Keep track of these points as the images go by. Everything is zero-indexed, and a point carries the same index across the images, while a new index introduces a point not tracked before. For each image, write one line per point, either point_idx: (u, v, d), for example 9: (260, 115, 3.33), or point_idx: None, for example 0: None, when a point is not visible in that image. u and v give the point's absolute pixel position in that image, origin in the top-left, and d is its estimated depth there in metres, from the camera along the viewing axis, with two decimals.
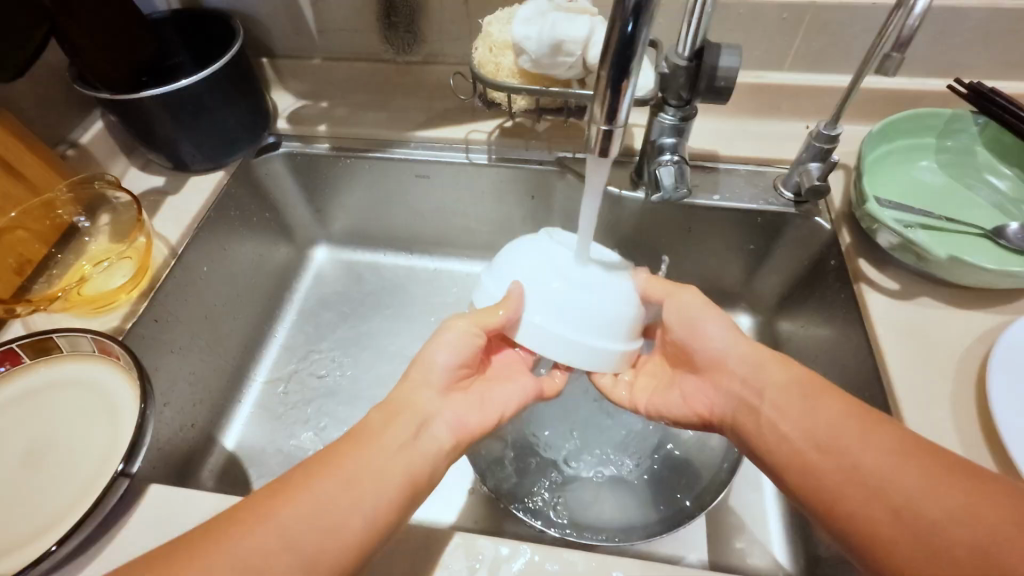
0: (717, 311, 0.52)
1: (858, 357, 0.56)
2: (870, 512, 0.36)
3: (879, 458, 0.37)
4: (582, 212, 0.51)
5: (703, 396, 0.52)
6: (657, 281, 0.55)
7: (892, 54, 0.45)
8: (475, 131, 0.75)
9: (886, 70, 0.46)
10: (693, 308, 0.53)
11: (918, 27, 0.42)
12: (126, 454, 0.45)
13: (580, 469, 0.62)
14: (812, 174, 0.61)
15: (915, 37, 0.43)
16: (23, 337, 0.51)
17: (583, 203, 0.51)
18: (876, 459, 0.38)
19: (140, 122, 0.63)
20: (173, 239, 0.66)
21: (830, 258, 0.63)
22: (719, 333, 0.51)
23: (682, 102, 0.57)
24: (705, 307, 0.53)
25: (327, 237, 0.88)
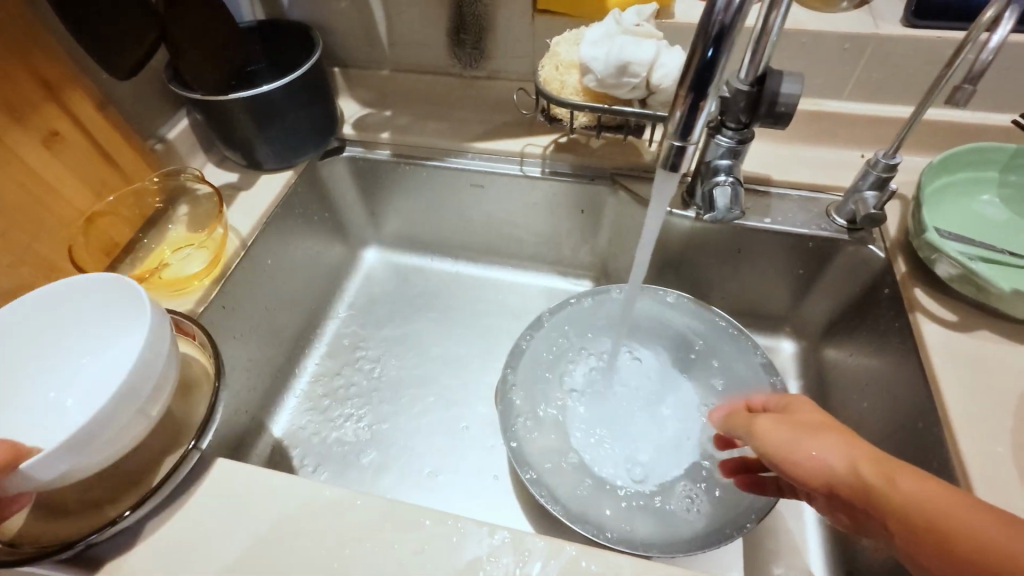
0: (817, 429, 0.39)
1: (912, 387, 0.55)
2: None
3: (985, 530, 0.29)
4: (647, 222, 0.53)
5: (840, 520, 0.38)
6: (736, 416, 0.46)
7: (963, 86, 0.44)
8: (531, 145, 0.77)
9: (955, 102, 0.45)
10: (774, 428, 0.41)
11: (993, 61, 0.42)
12: (199, 430, 0.49)
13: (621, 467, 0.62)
14: (868, 203, 0.61)
15: (988, 70, 0.43)
16: None
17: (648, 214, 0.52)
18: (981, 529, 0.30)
19: (225, 122, 0.68)
20: (245, 231, 0.70)
21: (883, 287, 0.62)
22: (823, 452, 0.37)
23: (739, 125, 0.58)
24: (797, 430, 0.39)
25: (379, 240, 0.92)
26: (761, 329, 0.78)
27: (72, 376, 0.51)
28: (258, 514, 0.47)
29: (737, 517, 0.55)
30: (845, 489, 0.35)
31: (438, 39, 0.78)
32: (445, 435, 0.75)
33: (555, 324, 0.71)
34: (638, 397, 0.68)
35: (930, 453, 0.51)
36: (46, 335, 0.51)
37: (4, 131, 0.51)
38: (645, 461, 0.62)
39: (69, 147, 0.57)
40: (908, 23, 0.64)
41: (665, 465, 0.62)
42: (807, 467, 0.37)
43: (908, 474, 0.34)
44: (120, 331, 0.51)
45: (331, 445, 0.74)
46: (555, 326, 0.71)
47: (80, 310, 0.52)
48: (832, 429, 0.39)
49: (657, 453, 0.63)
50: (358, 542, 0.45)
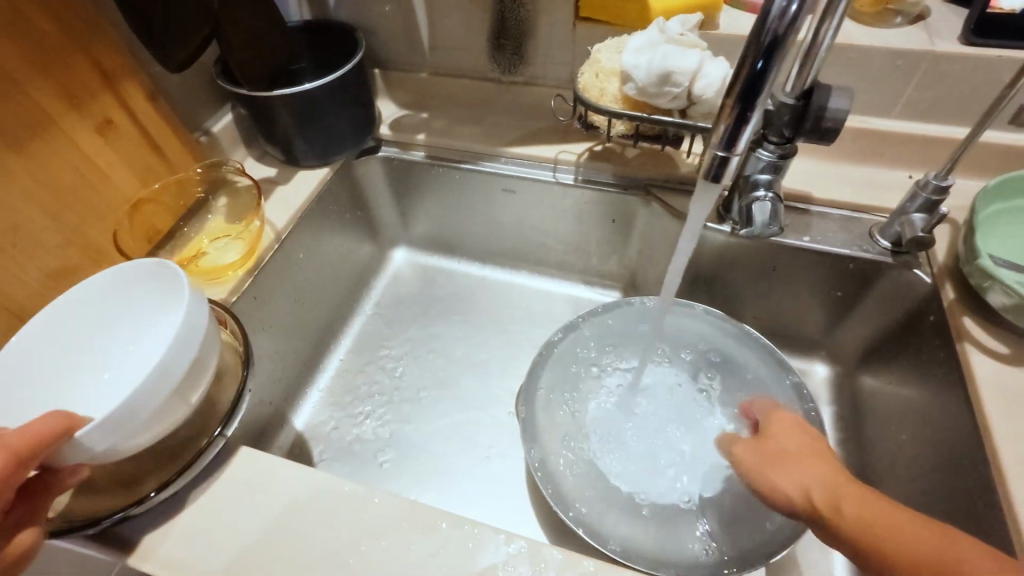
0: (774, 453, 0.45)
1: (960, 420, 0.52)
2: None
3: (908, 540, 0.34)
4: (685, 233, 0.52)
5: None
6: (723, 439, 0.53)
7: None
8: (566, 152, 0.77)
9: None
10: (748, 454, 0.47)
11: None
12: (226, 418, 0.50)
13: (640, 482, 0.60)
14: (916, 225, 0.59)
15: None
16: None
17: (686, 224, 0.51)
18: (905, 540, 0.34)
19: (267, 117, 0.70)
20: (279, 225, 0.71)
21: (929, 313, 0.60)
22: (790, 479, 0.42)
23: (782, 140, 0.57)
24: (763, 460, 0.45)
25: (407, 241, 0.93)
26: (794, 352, 0.76)
27: (122, 360, 0.53)
28: (278, 504, 0.47)
29: (761, 545, 0.53)
30: (823, 514, 0.39)
31: (478, 44, 0.79)
32: (463, 439, 0.75)
33: (585, 334, 0.70)
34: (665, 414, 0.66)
35: (975, 493, 0.48)
36: (81, 327, 0.52)
37: (61, 116, 0.53)
38: (668, 481, 0.60)
39: (120, 136, 0.59)
40: (966, 41, 0.61)
41: (687, 486, 0.60)
42: (776, 495, 0.43)
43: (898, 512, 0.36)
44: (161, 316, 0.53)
45: (350, 441, 0.75)
46: (584, 337, 0.70)
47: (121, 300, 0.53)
48: (794, 455, 0.44)
49: (681, 473, 0.61)
50: (374, 540, 0.45)
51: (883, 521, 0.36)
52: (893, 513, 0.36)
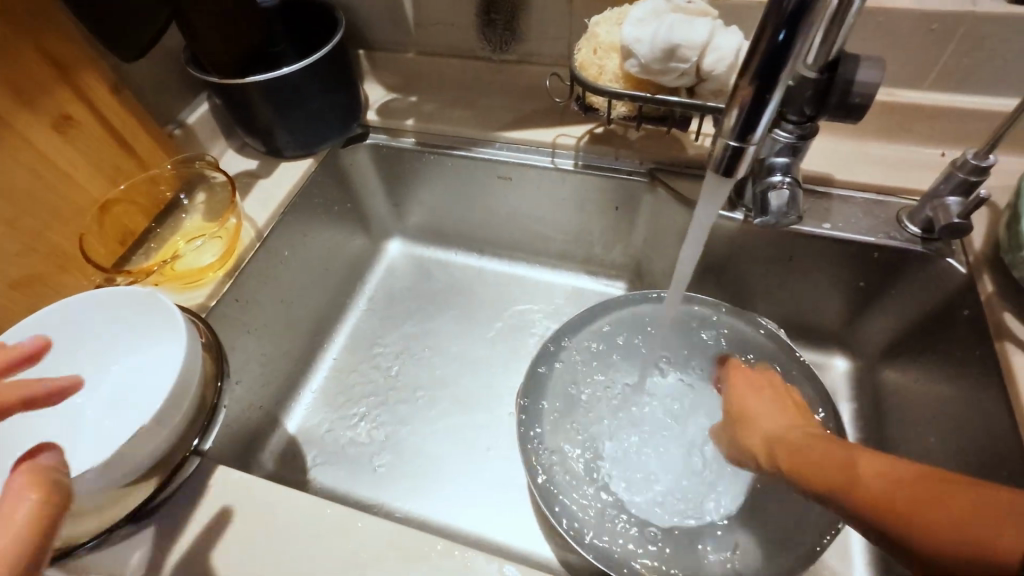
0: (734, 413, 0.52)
1: (994, 427, 0.48)
2: (803, 472, 0.38)
3: (798, 443, 0.41)
4: (696, 219, 0.46)
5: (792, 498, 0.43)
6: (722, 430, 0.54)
7: None
8: (564, 135, 0.71)
9: None
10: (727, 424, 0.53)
11: None
12: (202, 430, 0.45)
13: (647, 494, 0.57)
14: (951, 210, 0.53)
15: None
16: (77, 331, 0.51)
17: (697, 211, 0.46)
18: (795, 442, 0.42)
19: (244, 106, 0.66)
20: (261, 221, 0.67)
21: (963, 307, 0.55)
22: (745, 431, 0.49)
23: (802, 118, 0.51)
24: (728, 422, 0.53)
25: (401, 231, 0.89)
26: (811, 344, 0.71)
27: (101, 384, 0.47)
28: (258, 528, 0.44)
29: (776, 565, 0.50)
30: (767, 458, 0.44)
31: (468, 20, 0.73)
32: (461, 442, 0.72)
33: (584, 342, 0.65)
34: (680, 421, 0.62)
35: None
36: (67, 346, 0.48)
37: (14, 116, 0.49)
38: (693, 500, 0.57)
39: (82, 133, 0.55)
40: None
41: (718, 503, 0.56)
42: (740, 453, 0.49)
43: (824, 441, 0.39)
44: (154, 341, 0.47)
45: (344, 445, 0.72)
46: (585, 345, 0.65)
47: (114, 321, 0.48)
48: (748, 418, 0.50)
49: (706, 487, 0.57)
50: (359, 569, 0.42)
51: (808, 453, 0.39)
52: (819, 443, 0.39)
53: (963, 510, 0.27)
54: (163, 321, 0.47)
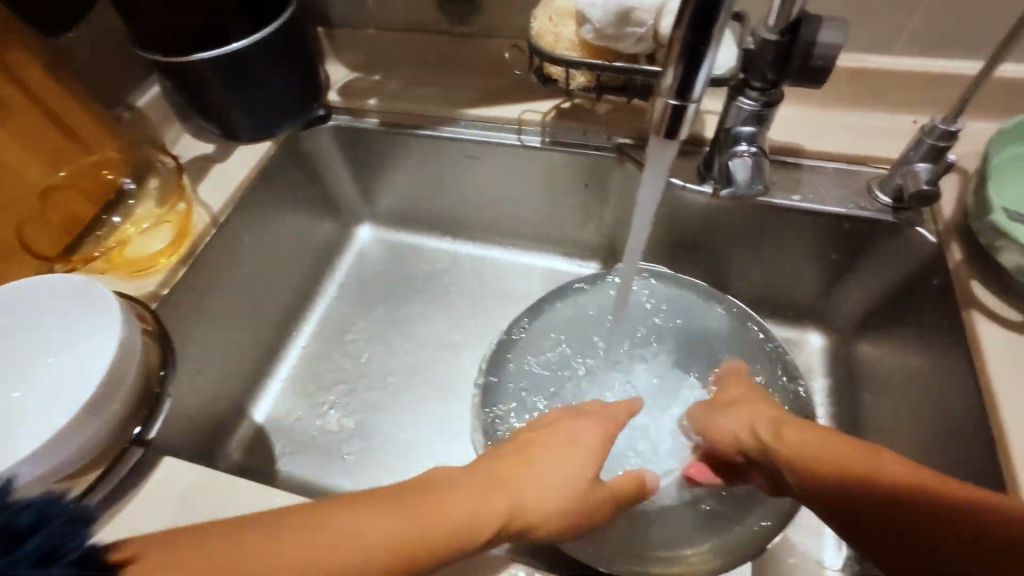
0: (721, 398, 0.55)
1: (960, 398, 0.48)
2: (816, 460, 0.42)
3: (793, 431, 0.45)
4: (645, 189, 0.45)
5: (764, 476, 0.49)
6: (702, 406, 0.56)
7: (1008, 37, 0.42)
8: (530, 111, 0.70)
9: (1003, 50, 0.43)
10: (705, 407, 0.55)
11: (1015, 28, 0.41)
12: (144, 420, 0.45)
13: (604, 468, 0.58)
14: (920, 177, 0.52)
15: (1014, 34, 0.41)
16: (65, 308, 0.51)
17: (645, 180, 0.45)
18: (788, 429, 0.46)
19: (193, 87, 0.63)
20: (216, 205, 0.64)
21: (932, 277, 0.54)
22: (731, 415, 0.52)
23: (766, 84, 0.49)
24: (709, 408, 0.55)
25: (372, 216, 0.86)
26: (786, 320, 0.70)
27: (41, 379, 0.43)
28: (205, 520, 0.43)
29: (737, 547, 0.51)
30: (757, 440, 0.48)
31: None
32: (433, 428, 0.71)
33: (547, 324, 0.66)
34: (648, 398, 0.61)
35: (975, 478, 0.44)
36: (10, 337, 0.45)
37: None
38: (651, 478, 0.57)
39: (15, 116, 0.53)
40: None
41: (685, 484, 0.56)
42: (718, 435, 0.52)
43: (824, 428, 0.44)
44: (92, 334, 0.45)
45: (314, 433, 0.71)
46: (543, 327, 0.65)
47: (55, 309, 0.46)
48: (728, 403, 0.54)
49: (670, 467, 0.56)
50: None
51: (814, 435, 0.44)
52: (817, 433, 0.44)
53: (978, 514, 0.35)
54: (99, 311, 0.45)
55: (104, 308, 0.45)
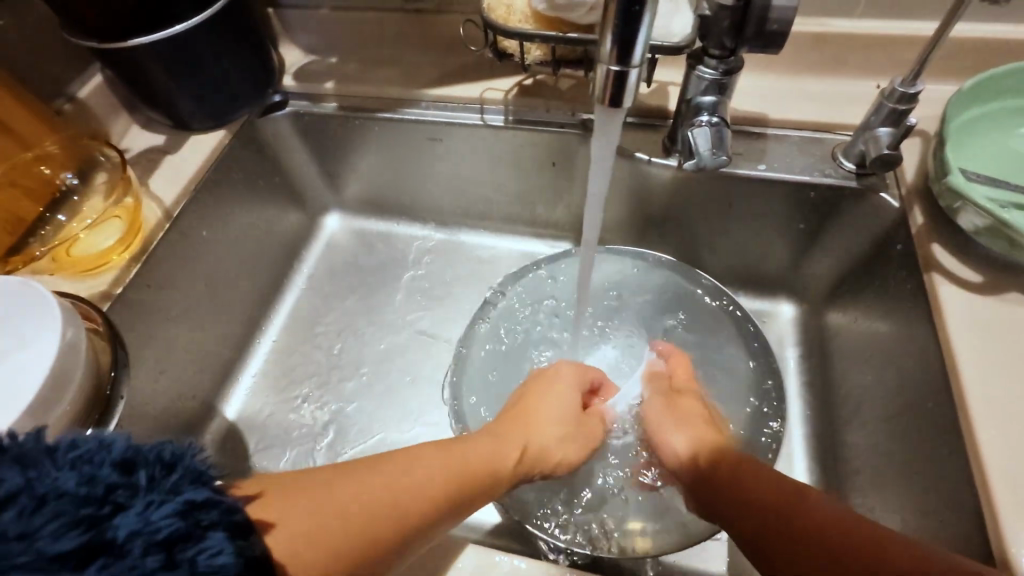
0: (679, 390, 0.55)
1: (923, 360, 0.48)
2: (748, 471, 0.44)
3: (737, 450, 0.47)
4: (594, 160, 0.45)
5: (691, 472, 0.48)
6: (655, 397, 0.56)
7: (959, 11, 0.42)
8: (492, 89, 0.68)
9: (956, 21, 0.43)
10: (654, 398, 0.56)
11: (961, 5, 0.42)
12: (97, 421, 0.44)
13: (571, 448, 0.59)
14: (881, 142, 0.52)
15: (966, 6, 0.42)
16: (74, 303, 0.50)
17: (593, 151, 0.44)
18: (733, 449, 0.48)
19: (135, 74, 0.60)
20: (167, 199, 0.62)
21: (896, 243, 0.54)
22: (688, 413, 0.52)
23: (725, 52, 0.49)
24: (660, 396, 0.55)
25: (340, 205, 0.83)
26: (758, 292, 0.70)
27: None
28: None
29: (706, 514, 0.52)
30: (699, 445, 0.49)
31: None
32: (408, 416, 0.70)
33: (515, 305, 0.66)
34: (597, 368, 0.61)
35: (939, 438, 0.45)
36: None
37: None
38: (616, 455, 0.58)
39: None
40: None
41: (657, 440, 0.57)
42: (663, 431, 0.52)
43: (751, 460, 0.45)
44: (33, 335, 0.43)
45: (287, 428, 0.69)
46: (489, 327, 0.65)
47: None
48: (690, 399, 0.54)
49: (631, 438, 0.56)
50: None
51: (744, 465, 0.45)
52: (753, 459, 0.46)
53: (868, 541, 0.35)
54: (40, 309, 0.44)
55: (46, 303, 0.44)
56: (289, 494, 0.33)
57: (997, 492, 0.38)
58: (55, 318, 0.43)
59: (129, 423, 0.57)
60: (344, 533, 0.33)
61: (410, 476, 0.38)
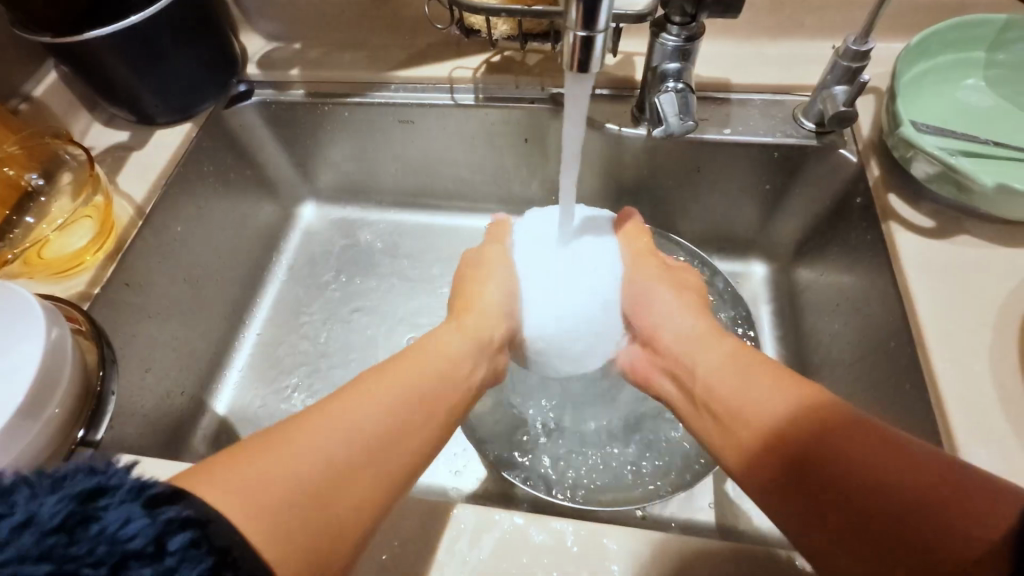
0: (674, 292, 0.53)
1: (884, 304, 0.51)
2: (744, 377, 0.41)
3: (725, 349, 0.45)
4: (567, 128, 0.46)
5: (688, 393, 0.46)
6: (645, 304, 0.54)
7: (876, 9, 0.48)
8: (460, 68, 0.69)
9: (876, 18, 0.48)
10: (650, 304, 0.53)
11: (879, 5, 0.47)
12: (88, 421, 0.44)
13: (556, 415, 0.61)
14: (838, 100, 0.54)
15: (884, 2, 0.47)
16: (59, 305, 0.49)
17: (566, 119, 0.45)
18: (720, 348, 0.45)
19: (93, 68, 0.58)
20: (139, 197, 0.62)
21: (856, 196, 0.56)
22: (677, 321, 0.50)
23: (686, 18, 0.50)
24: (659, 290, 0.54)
25: (314, 194, 0.82)
26: (730, 254, 0.72)
27: None
28: None
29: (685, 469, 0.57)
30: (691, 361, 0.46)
31: None
32: None
33: None
34: (538, 259, 0.56)
35: (902, 374, 0.48)
36: None
37: None
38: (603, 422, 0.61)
39: None
40: None
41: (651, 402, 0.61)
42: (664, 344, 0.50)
43: (758, 363, 0.41)
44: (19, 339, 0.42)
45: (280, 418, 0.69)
46: None
47: None
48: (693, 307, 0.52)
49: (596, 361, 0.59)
50: None
51: (741, 363, 0.42)
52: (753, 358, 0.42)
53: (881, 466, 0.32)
54: (26, 314, 0.43)
55: (32, 305, 0.43)
56: (238, 480, 0.30)
57: (955, 424, 0.41)
58: (38, 320, 0.43)
59: (118, 422, 0.56)
60: (317, 504, 0.31)
61: (360, 407, 0.37)
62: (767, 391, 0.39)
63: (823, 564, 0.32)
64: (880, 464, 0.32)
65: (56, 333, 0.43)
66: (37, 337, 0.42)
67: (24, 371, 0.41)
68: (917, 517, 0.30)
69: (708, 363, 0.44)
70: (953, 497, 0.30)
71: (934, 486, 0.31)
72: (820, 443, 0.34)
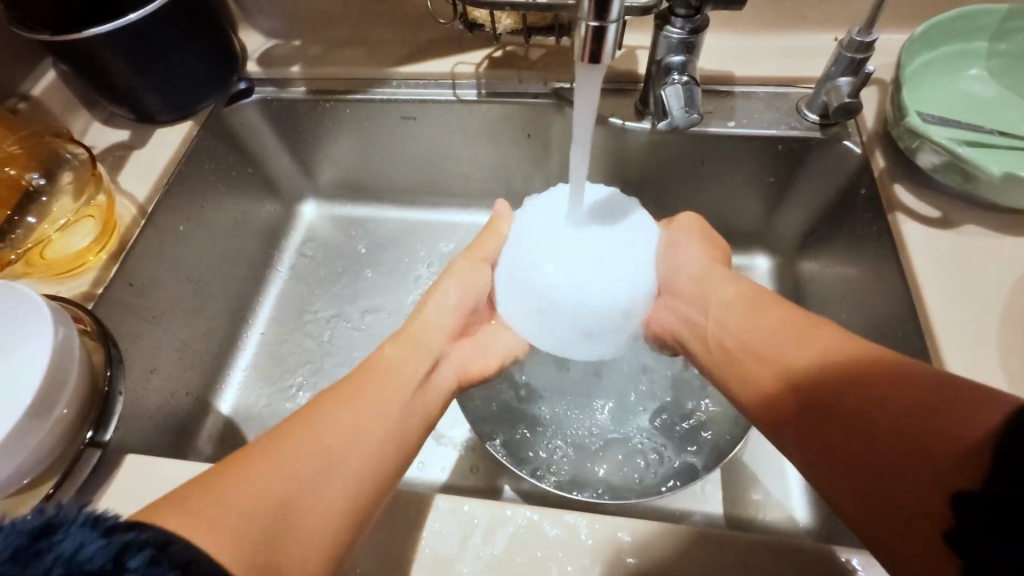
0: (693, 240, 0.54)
1: (891, 294, 0.51)
2: (760, 320, 0.42)
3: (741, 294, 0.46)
4: (578, 119, 0.46)
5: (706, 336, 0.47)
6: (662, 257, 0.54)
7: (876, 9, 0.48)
8: (463, 64, 0.69)
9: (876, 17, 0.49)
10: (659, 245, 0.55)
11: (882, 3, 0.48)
12: (96, 422, 0.44)
13: (561, 411, 0.61)
14: (842, 91, 0.54)
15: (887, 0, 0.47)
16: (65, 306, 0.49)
17: (576, 109, 0.45)
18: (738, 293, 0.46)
19: (91, 66, 0.58)
20: (141, 196, 0.62)
21: (861, 187, 0.56)
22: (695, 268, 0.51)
23: (690, 11, 0.50)
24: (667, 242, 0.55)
25: (315, 192, 0.82)
26: (733, 248, 0.72)
27: None
28: None
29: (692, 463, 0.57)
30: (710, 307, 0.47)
31: None
32: None
33: None
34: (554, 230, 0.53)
35: None
36: None
37: None
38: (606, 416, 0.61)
39: None
40: None
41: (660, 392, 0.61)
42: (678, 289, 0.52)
43: (776, 307, 0.42)
44: (28, 341, 0.42)
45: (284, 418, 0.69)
46: None
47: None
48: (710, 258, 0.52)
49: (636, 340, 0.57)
50: None
51: (761, 307, 0.43)
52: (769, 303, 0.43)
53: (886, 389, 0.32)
54: (35, 316, 0.43)
55: (40, 308, 0.43)
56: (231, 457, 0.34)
57: None
58: (46, 321, 0.42)
59: (125, 423, 0.56)
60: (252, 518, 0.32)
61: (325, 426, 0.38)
62: (778, 332, 0.40)
63: (822, 485, 0.34)
64: (872, 387, 0.33)
65: (62, 332, 0.42)
66: (43, 337, 0.42)
67: (33, 371, 0.41)
68: (918, 438, 0.30)
69: (727, 304, 0.46)
70: (951, 406, 0.30)
71: (930, 399, 0.30)
72: (821, 375, 0.36)
